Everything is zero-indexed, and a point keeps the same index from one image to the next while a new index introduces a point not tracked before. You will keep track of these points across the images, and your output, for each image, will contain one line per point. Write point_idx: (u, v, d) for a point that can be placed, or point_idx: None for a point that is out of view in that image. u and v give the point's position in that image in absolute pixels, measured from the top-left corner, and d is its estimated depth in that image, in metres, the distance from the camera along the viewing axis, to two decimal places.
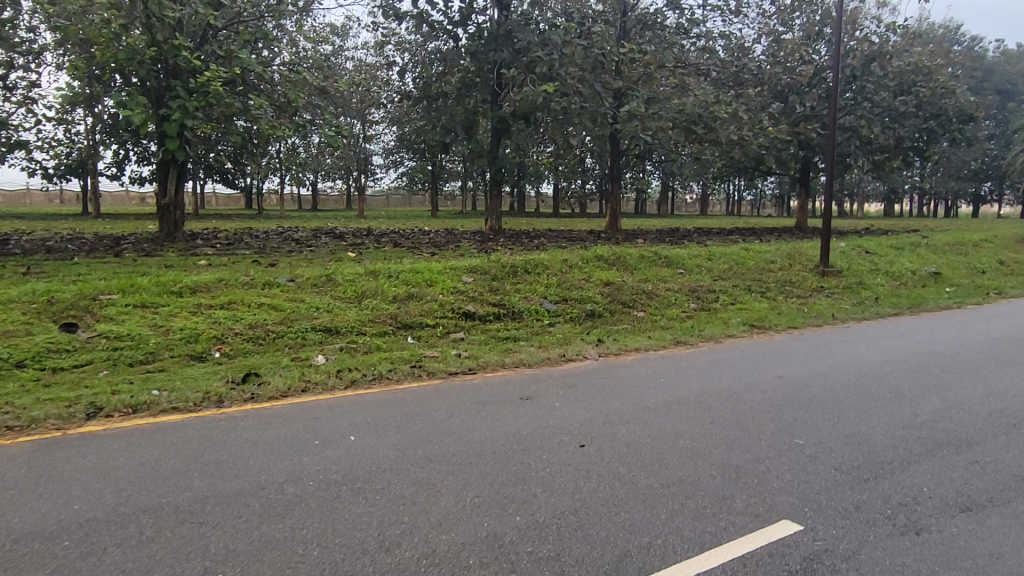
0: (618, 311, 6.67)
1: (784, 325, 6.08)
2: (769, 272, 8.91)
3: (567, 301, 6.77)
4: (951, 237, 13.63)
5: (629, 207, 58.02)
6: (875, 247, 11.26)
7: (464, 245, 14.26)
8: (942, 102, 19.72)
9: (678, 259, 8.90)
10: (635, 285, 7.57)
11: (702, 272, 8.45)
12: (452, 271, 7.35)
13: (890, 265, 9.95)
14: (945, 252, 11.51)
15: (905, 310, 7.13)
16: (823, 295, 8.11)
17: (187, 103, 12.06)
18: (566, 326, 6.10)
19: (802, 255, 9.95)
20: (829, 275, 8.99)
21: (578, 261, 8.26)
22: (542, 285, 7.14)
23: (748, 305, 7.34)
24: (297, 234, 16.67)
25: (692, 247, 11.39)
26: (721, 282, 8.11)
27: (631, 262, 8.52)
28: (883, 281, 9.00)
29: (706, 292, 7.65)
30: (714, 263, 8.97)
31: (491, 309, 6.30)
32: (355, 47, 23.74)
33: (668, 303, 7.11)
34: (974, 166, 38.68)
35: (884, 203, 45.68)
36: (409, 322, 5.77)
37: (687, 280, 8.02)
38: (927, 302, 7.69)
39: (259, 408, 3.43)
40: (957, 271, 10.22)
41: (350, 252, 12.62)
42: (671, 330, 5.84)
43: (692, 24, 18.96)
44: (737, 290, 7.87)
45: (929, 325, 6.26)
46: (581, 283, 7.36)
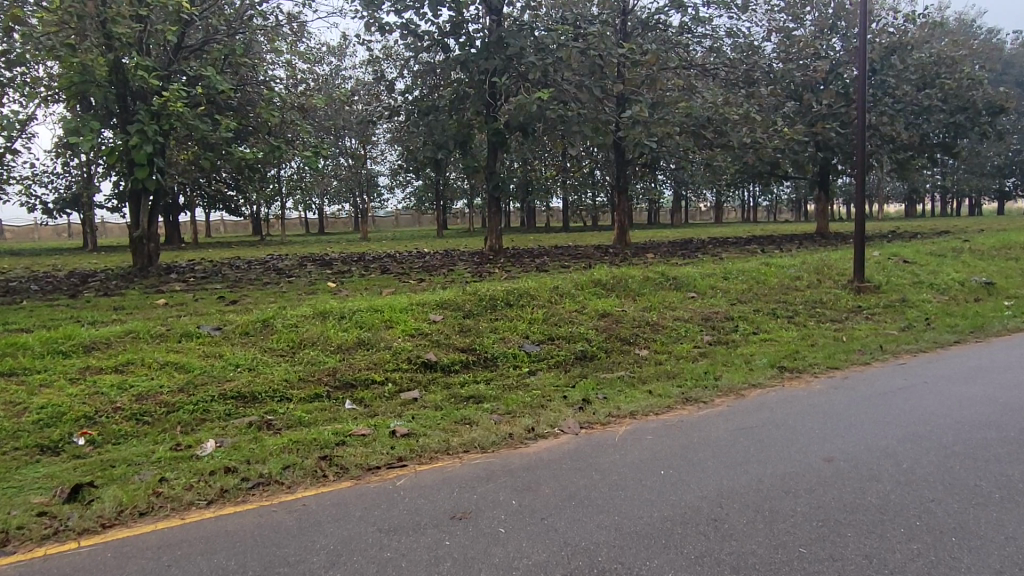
0: (615, 351, 5.52)
1: (820, 362, 4.89)
2: (796, 290, 7.72)
3: (554, 341, 5.64)
4: (993, 240, 12.33)
5: (642, 218, 56.93)
6: (914, 256, 10.02)
7: (457, 270, 13.24)
8: (968, 94, 18.42)
9: (689, 279, 7.73)
10: (637, 316, 6.40)
11: (718, 295, 7.25)
12: (417, 308, 6.22)
13: (933, 276, 8.71)
14: (992, 257, 10.23)
15: (965, 334, 5.92)
16: (861, 317, 6.90)
17: (146, 127, 11.12)
18: (550, 373, 4.96)
19: (831, 268, 8.74)
20: (865, 291, 7.76)
21: (571, 287, 7.13)
22: (524, 321, 6.01)
23: (774, 335, 6.17)
24: (283, 263, 15.71)
25: (706, 263, 10.23)
26: (740, 306, 6.92)
27: (634, 285, 7.37)
28: (929, 296, 7.75)
29: (723, 320, 6.49)
30: (730, 283, 7.79)
31: (458, 356, 5.16)
32: (351, 65, 22.99)
33: (677, 338, 5.96)
34: (997, 162, 37.13)
35: (905, 204, 44.16)
36: (351, 378, 4.64)
37: (699, 306, 6.84)
38: (988, 321, 6.47)
39: (55, 557, 2.30)
40: (1011, 280, 8.94)
41: (331, 282, 11.63)
42: (680, 374, 4.69)
43: (696, 23, 17.85)
44: (760, 316, 6.69)
45: (1003, 355, 5.03)
46: (571, 316, 6.21)
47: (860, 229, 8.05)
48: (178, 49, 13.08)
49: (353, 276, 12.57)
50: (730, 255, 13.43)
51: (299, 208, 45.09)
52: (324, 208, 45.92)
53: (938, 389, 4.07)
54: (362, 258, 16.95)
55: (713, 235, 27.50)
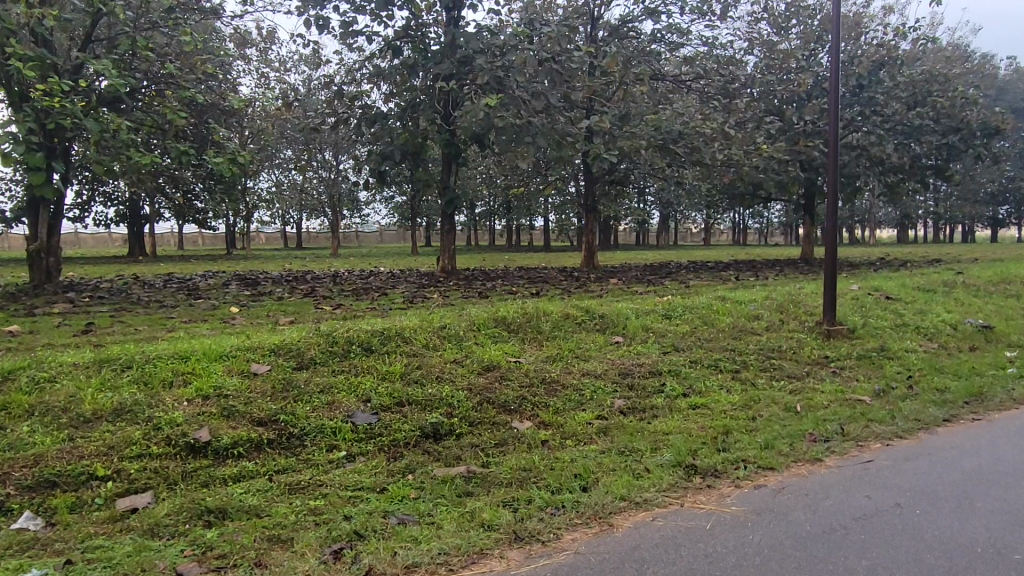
0: (481, 427, 4.05)
1: (748, 456, 3.39)
2: (750, 333, 6.30)
3: (404, 407, 4.16)
4: (989, 273, 11.00)
5: (630, 238, 55.80)
6: (898, 290, 8.65)
7: (389, 296, 11.80)
8: (963, 114, 17.19)
9: (619, 317, 6.28)
10: (533, 369, 4.91)
11: (650, 340, 5.79)
12: (242, 354, 4.75)
13: (918, 317, 7.31)
14: (988, 294, 8.87)
15: (959, 403, 4.44)
16: (826, 372, 5.47)
17: (20, 126, 9.61)
18: (369, 465, 3.49)
19: (799, 305, 7.32)
20: (836, 336, 6.35)
21: (462, 325, 5.67)
22: (374, 376, 4.52)
23: (710, 399, 4.69)
24: (206, 282, 14.23)
25: (659, 294, 8.80)
26: (673, 355, 5.46)
27: (548, 324, 5.88)
28: (913, 344, 6.34)
29: (647, 375, 5.02)
30: (672, 323, 6.34)
31: (247, 432, 3.67)
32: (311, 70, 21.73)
33: (577, 405, 4.48)
34: (991, 189, 36.24)
35: (897, 229, 43.12)
36: (55, 474, 3.14)
37: (621, 355, 5.38)
38: (988, 381, 5.03)
39: None
40: (1012, 323, 7.56)
41: (234, 308, 10.19)
42: (543, 472, 3.22)
43: (671, 31, 16.60)
44: (695, 370, 5.22)
45: (1013, 447, 3.56)
46: (443, 369, 4.75)
47: (832, 259, 6.64)
48: (84, 40, 11.68)
49: (267, 301, 11.15)
50: (697, 285, 12.02)
51: (276, 222, 43.92)
52: (303, 222, 44.71)
53: (917, 523, 2.61)
54: (301, 278, 15.53)
55: (694, 257, 26.24)
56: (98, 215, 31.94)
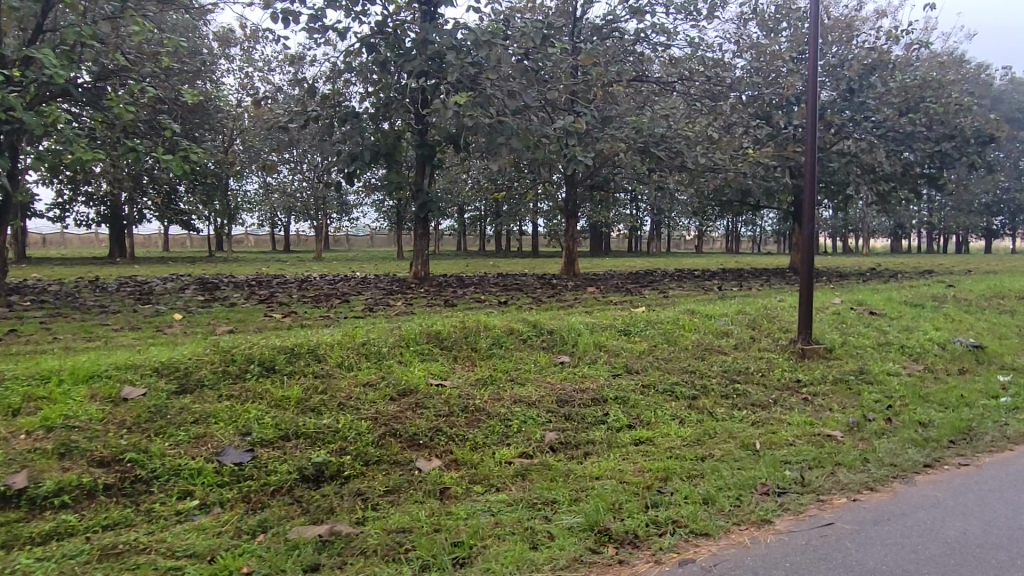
0: (377, 467, 3.41)
1: (678, 515, 2.76)
2: (716, 352, 5.68)
3: (288, 442, 3.52)
4: (981, 285, 10.45)
5: (623, 245, 55.35)
6: (883, 304, 8.06)
7: (349, 304, 11.15)
8: (957, 121, 16.65)
9: (570, 332, 5.65)
10: (457, 394, 4.27)
11: (599, 361, 5.14)
12: (116, 375, 4.08)
13: (903, 336, 6.71)
14: (980, 309, 8.29)
15: (942, 441, 3.82)
16: (796, 399, 4.84)
17: None
18: (217, 520, 2.84)
19: (773, 321, 6.71)
20: (811, 357, 5.74)
21: (387, 340, 5.03)
22: (265, 404, 3.87)
23: (657, 434, 4.07)
24: (165, 286, 13.55)
25: (628, 307, 8.16)
26: (624, 379, 4.83)
27: (486, 341, 5.25)
28: (897, 367, 5.73)
29: (588, 402, 4.40)
30: (628, 340, 5.70)
31: (81, 475, 3.02)
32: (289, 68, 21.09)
33: (500, 440, 3.86)
34: (986, 200, 35.97)
35: (891, 239, 42.75)
36: None
37: (563, 378, 4.74)
38: (977, 413, 4.43)
39: None
40: (1006, 343, 6.96)
41: (178, 315, 9.52)
42: (421, 538, 2.59)
43: (655, 32, 16.04)
44: (646, 397, 4.59)
45: (1004, 504, 2.94)
46: (351, 394, 4.11)
47: (808, 269, 6.02)
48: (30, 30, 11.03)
49: (217, 307, 10.48)
50: (676, 296, 11.43)
51: (262, 224, 43.25)
52: (290, 226, 44.10)
53: None
54: (267, 282, 14.90)
55: (682, 266, 25.70)
56: (77, 216, 31.22)
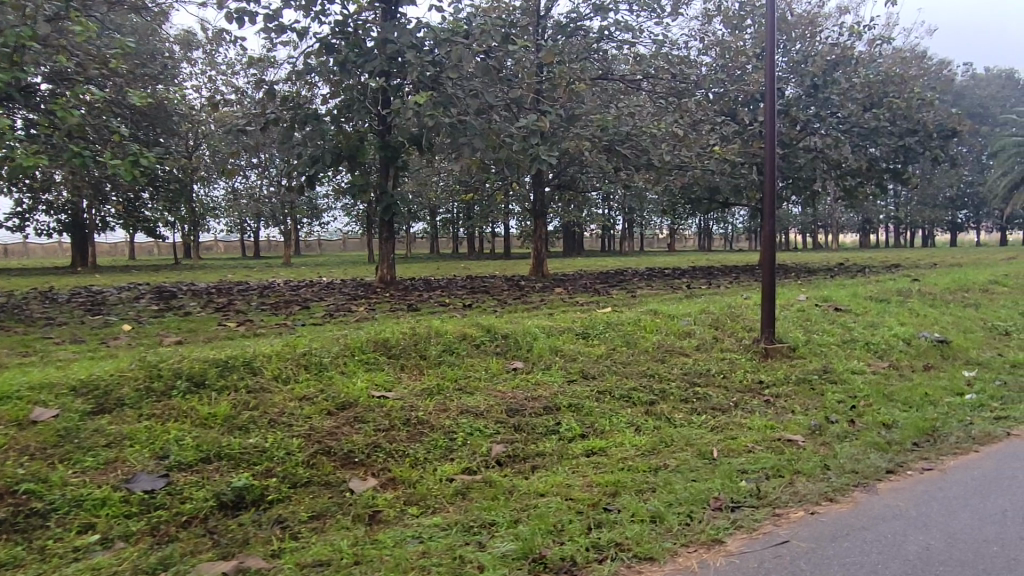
0: (306, 489, 3.16)
1: (621, 539, 2.55)
2: (677, 353, 5.49)
3: (209, 465, 3.24)
4: (946, 279, 10.43)
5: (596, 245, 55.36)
6: (849, 300, 7.95)
7: (310, 310, 10.84)
8: (920, 115, 16.70)
9: (526, 337, 5.43)
10: (399, 407, 4.02)
11: (554, 367, 4.92)
12: (26, 396, 3.76)
13: (868, 333, 6.58)
14: (945, 303, 8.22)
15: (905, 444, 3.67)
16: (758, 402, 4.67)
17: None
18: (117, 556, 2.57)
19: (737, 320, 6.55)
20: (774, 356, 5.58)
21: (330, 350, 4.75)
22: (188, 423, 3.59)
23: (611, 444, 3.86)
24: (119, 296, 13.10)
25: (592, 309, 7.96)
26: (579, 386, 4.61)
27: (436, 348, 5.00)
28: (861, 365, 5.58)
29: (541, 411, 4.19)
30: (586, 344, 5.49)
31: None
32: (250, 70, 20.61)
33: (443, 455, 3.62)
34: (950, 193, 36.49)
35: (860, 234, 43.23)
36: None
37: (514, 385, 4.51)
38: (940, 412, 4.29)
39: None
40: (971, 336, 6.88)
41: (128, 326, 9.14)
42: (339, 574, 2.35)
43: (620, 29, 15.92)
44: (602, 404, 4.39)
45: (967, 512, 2.78)
46: (285, 410, 3.84)
47: (769, 267, 5.86)
48: None
49: (171, 316, 10.10)
50: (644, 296, 11.28)
51: (231, 230, 42.57)
52: (260, 231, 43.46)
53: None
54: (227, 289, 14.53)
55: (653, 265, 25.65)
56: (37, 225, 30.40)
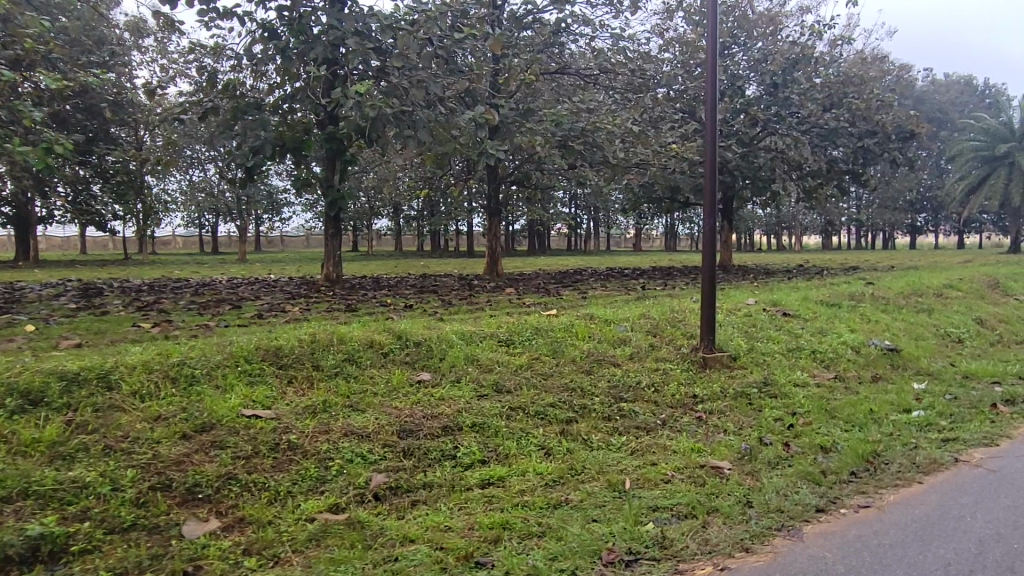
0: (124, 536, 2.60)
1: None
2: (608, 363, 5.02)
3: (9, 506, 2.67)
4: (901, 283, 10.16)
5: (562, 244, 55.04)
6: (799, 304, 7.58)
7: (243, 310, 10.20)
8: (878, 116, 16.30)
9: (440, 344, 4.91)
10: (270, 428, 3.46)
11: (466, 380, 4.41)
12: None
13: (816, 341, 6.20)
14: (897, 308, 7.90)
15: (840, 474, 3.23)
16: (689, 420, 4.22)
17: None
18: None
19: (678, 326, 6.12)
20: (713, 366, 5.15)
21: (208, 359, 4.17)
22: (1, 451, 2.99)
23: (512, 472, 3.37)
24: (41, 292, 12.25)
25: (531, 312, 7.47)
26: (488, 401, 4.11)
27: (334, 357, 4.45)
28: (806, 376, 5.18)
29: (439, 432, 3.67)
30: (508, 352, 5.00)
31: None
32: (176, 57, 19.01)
33: (311, 488, 3.09)
34: (910, 197, 36.81)
35: (821, 236, 43.52)
36: None
37: (413, 402, 3.98)
38: (883, 433, 3.88)
39: None
40: (922, 344, 6.54)
41: (31, 325, 8.39)
42: None
43: (577, 23, 15.47)
44: (512, 423, 3.89)
45: (906, 567, 2.33)
46: (128, 432, 3.26)
47: (710, 268, 5.42)
48: None
49: (86, 315, 9.38)
50: (595, 297, 10.83)
51: (187, 225, 41.33)
52: (218, 227, 42.35)
53: None
54: (161, 286, 13.77)
55: (615, 264, 25.38)
56: None
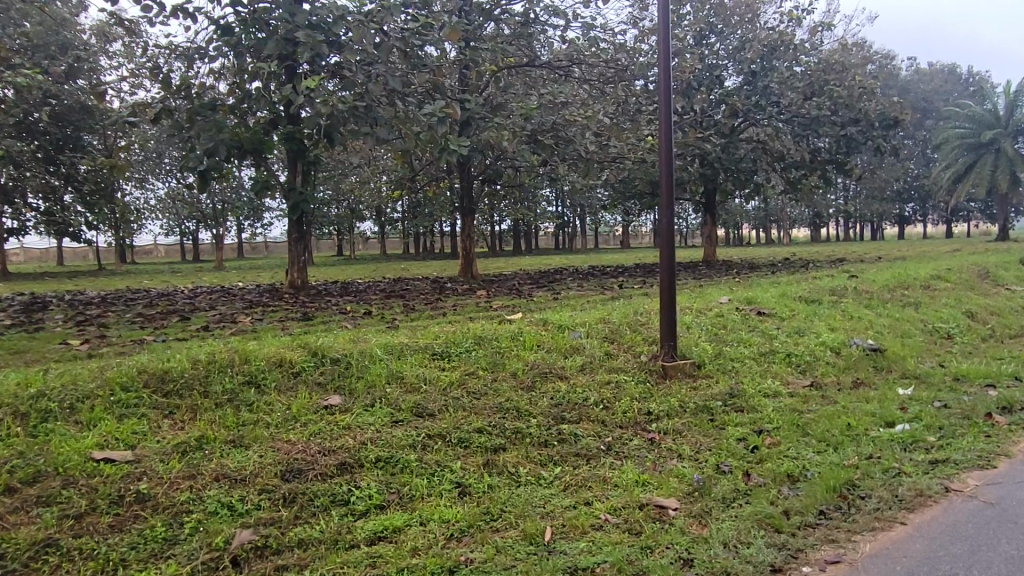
0: None
1: None
2: (553, 376, 4.44)
3: None
4: (888, 275, 9.59)
5: (550, 243, 54.41)
6: (777, 302, 6.99)
7: (190, 323, 9.56)
8: (861, 104, 15.72)
9: (361, 361, 4.31)
10: (120, 475, 2.84)
11: (381, 403, 3.80)
12: None
13: (792, 343, 5.62)
14: (882, 303, 7.32)
15: (805, 516, 2.65)
16: (638, 444, 3.64)
17: None
18: None
19: (640, 331, 5.54)
20: (673, 376, 4.58)
21: (74, 389, 3.54)
22: None
23: (412, 520, 2.78)
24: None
25: (487, 320, 6.87)
26: (403, 429, 3.50)
27: (230, 381, 3.84)
28: (780, 386, 4.60)
29: (333, 471, 3.07)
30: (440, 367, 4.41)
31: None
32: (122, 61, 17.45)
33: (153, 554, 2.49)
34: (897, 186, 36.37)
35: (810, 228, 43.04)
36: None
37: (309, 433, 3.37)
38: (861, 456, 3.30)
39: None
40: (909, 343, 5.98)
41: None
42: None
43: (548, 13, 14.84)
44: (426, 456, 3.30)
45: None
46: None
47: (669, 266, 4.85)
48: None
49: (18, 333, 8.74)
50: (566, 299, 10.24)
51: (167, 233, 40.53)
52: (199, 236, 41.67)
53: None
54: (117, 298, 13.11)
55: (599, 262, 24.79)
56: None
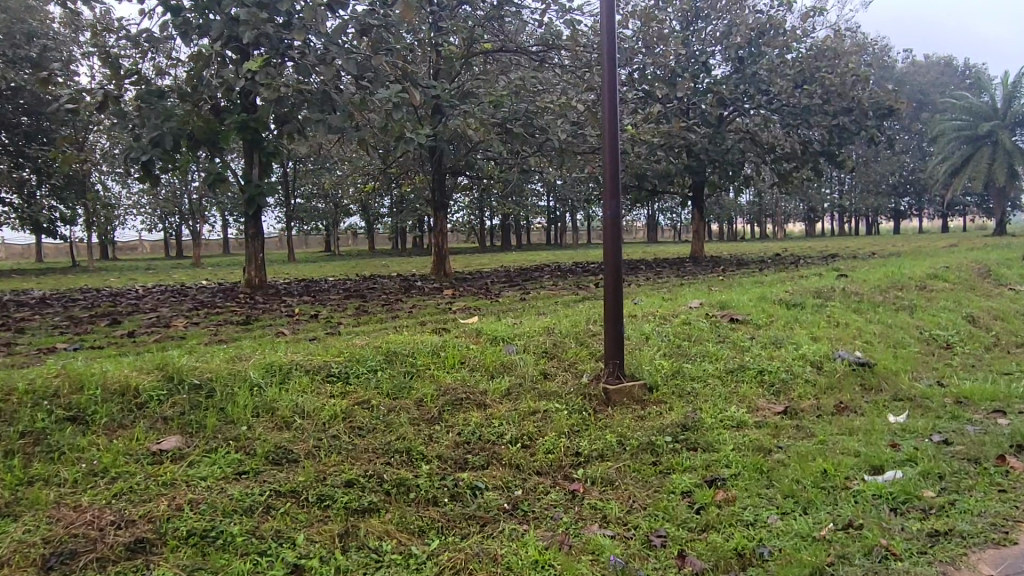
0: None
1: None
2: (466, 403, 3.63)
3: None
4: (882, 273, 8.81)
5: (541, 238, 53.56)
6: (753, 305, 6.19)
7: (119, 325, 8.79)
8: (853, 92, 14.85)
9: (230, 387, 3.48)
10: None
11: (231, 447, 2.98)
12: None
13: (767, 357, 4.81)
14: (872, 307, 6.53)
15: None
16: (554, 499, 2.84)
17: None
18: None
19: (588, 343, 4.74)
20: (614, 403, 3.79)
21: None
22: None
23: None
24: None
25: (428, 327, 6.05)
26: (243, 486, 2.68)
27: (42, 421, 3.00)
28: (747, 414, 3.80)
29: (121, 555, 2.25)
30: (327, 394, 3.59)
31: None
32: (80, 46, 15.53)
33: None
34: (893, 180, 35.60)
35: (805, 223, 42.31)
36: None
37: (109, 497, 2.54)
38: (837, 524, 2.50)
39: None
40: (902, 355, 5.18)
41: None
42: None
43: None
44: (261, 525, 2.48)
45: None
46: None
47: (613, 269, 4.05)
48: None
49: None
50: (532, 300, 9.46)
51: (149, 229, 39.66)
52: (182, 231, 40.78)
53: None
54: (63, 297, 12.32)
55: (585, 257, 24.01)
56: None
